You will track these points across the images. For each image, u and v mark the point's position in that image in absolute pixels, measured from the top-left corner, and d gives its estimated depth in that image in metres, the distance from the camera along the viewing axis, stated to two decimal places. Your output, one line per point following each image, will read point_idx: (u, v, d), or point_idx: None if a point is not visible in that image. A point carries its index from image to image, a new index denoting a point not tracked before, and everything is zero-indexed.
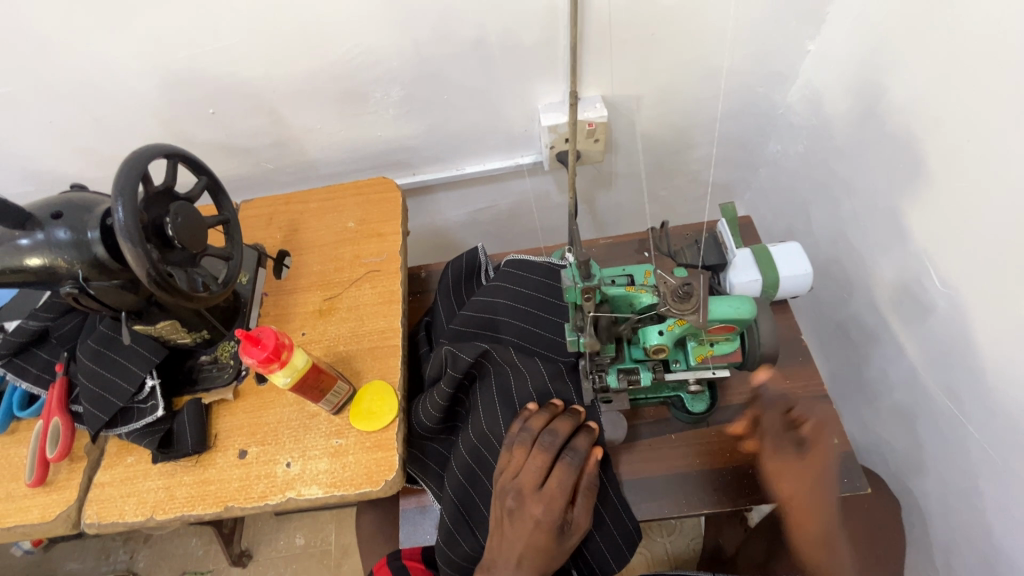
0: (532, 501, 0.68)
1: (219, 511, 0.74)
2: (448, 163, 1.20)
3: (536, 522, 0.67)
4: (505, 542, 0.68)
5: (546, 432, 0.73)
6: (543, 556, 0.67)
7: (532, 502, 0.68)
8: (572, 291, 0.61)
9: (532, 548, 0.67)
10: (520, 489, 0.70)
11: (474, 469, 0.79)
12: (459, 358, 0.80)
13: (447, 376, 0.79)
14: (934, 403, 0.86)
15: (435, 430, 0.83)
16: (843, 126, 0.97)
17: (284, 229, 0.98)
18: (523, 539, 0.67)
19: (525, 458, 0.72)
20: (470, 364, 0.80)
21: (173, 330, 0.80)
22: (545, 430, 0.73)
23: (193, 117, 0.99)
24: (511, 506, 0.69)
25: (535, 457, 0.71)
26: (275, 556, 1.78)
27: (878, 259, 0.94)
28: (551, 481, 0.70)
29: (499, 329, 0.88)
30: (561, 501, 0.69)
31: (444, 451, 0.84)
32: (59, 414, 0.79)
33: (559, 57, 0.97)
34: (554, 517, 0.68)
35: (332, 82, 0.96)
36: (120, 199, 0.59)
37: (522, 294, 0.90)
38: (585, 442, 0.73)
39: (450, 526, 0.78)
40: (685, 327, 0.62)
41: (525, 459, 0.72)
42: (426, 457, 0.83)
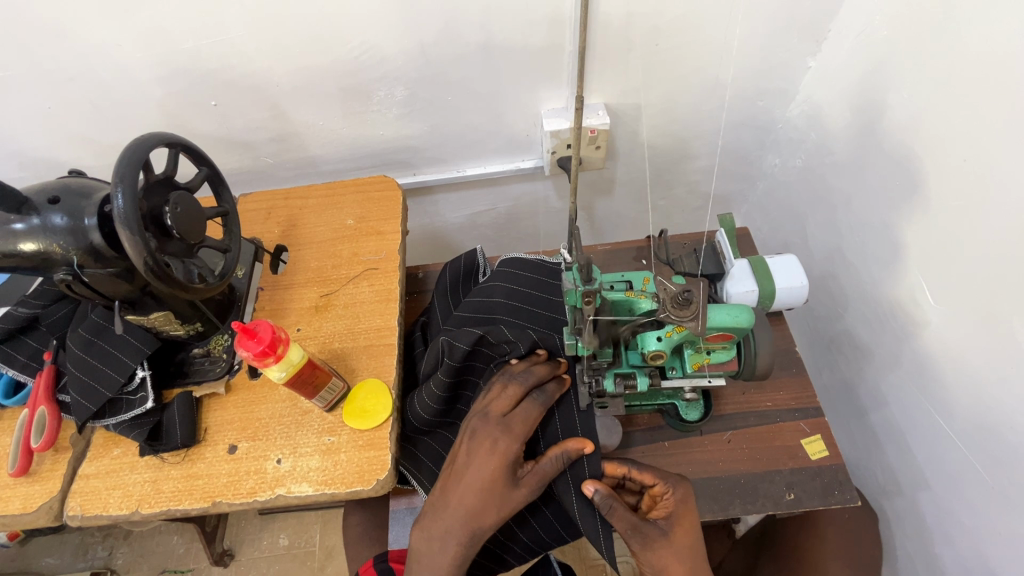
0: (494, 430, 0.70)
1: (206, 506, 0.73)
2: (449, 165, 1.20)
3: (492, 448, 0.68)
4: (459, 462, 0.69)
5: (522, 373, 0.76)
6: (490, 482, 0.67)
7: (494, 426, 0.70)
8: (572, 293, 0.61)
9: (483, 471, 0.67)
10: (487, 412, 0.72)
11: None
12: (454, 346, 0.79)
13: (444, 365, 0.79)
14: (924, 417, 0.87)
15: (431, 424, 0.82)
16: (842, 142, 0.99)
17: (283, 224, 0.98)
18: (479, 461, 0.68)
19: (499, 392, 0.74)
20: (466, 353, 0.79)
21: (167, 321, 0.79)
22: (522, 371, 0.76)
23: (195, 109, 0.99)
24: (475, 426, 0.71)
25: (509, 389, 0.73)
26: (258, 557, 1.75)
27: (873, 274, 0.95)
28: (519, 409, 0.72)
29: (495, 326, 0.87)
30: (522, 434, 0.70)
31: (439, 446, 0.84)
32: (45, 403, 0.78)
33: (564, 63, 0.97)
34: (512, 447, 0.69)
35: (337, 78, 0.96)
36: (120, 186, 0.58)
37: (519, 293, 0.89)
38: (556, 390, 0.75)
39: None
40: (684, 334, 0.62)
41: (498, 392, 0.74)
42: (419, 452, 0.83)
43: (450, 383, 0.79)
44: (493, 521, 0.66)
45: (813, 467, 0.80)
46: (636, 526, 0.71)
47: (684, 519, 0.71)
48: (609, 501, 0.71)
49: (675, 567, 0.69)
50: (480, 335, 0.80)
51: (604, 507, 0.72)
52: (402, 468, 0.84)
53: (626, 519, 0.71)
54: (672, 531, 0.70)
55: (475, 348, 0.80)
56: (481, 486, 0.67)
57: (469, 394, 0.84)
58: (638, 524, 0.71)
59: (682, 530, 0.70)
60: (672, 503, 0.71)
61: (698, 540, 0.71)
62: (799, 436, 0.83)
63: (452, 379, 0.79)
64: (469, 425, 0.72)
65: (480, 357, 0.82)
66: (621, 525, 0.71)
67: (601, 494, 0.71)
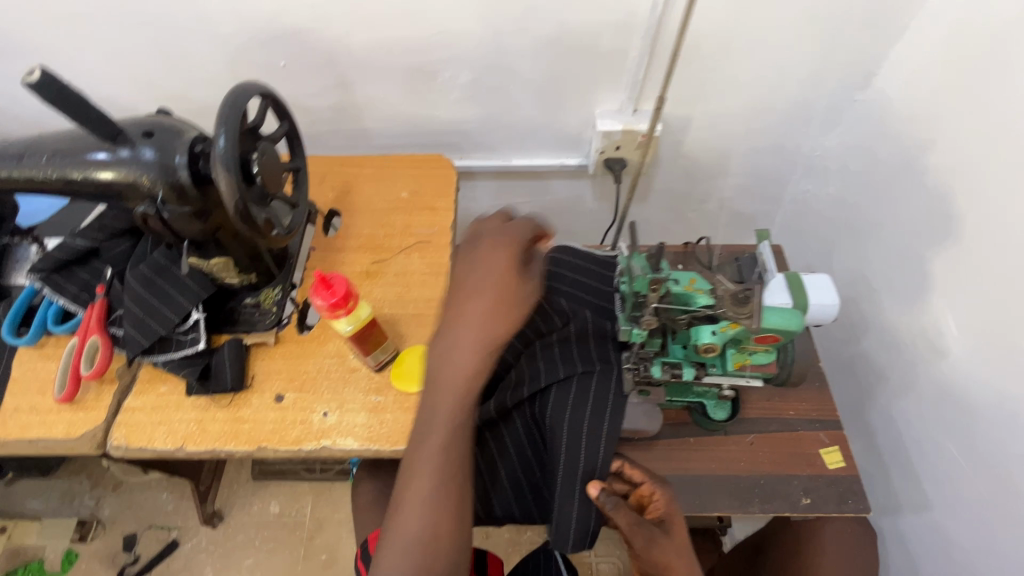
0: (498, 282, 0.62)
1: (251, 450, 0.74)
2: (496, 153, 1.23)
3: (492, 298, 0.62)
4: (468, 326, 0.61)
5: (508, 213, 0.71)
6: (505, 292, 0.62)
7: (495, 292, 0.62)
8: (640, 280, 0.66)
9: (485, 339, 0.61)
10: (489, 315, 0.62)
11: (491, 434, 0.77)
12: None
13: None
14: (935, 440, 0.92)
15: None
16: (880, 174, 1.03)
17: (337, 190, 1.00)
18: (467, 348, 0.61)
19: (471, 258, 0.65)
20: None
21: (226, 268, 0.81)
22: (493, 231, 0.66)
23: (263, 68, 1.01)
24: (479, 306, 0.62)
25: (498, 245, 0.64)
26: (247, 521, 1.75)
27: (897, 301, 0.99)
28: (510, 226, 0.66)
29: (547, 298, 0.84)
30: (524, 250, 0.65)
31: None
32: (97, 333, 0.79)
33: (627, 67, 1.01)
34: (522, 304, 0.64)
35: (408, 55, 0.99)
36: (223, 128, 0.61)
37: (581, 272, 0.85)
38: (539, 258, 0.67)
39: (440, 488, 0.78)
40: (738, 331, 0.66)
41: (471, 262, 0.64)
42: None
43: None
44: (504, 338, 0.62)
45: (831, 475, 0.84)
46: (639, 522, 0.66)
47: (676, 522, 0.68)
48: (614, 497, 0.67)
49: (678, 566, 0.63)
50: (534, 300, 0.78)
51: (609, 504, 0.66)
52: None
53: (628, 513, 0.66)
54: (671, 530, 0.67)
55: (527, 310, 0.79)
56: (484, 343, 0.61)
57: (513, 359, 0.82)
58: (641, 519, 0.67)
59: (679, 532, 0.67)
60: (662, 503, 0.69)
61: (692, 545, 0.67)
62: (819, 445, 0.86)
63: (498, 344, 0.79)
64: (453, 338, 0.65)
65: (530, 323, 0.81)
66: (624, 520, 0.66)
67: (604, 492, 0.67)
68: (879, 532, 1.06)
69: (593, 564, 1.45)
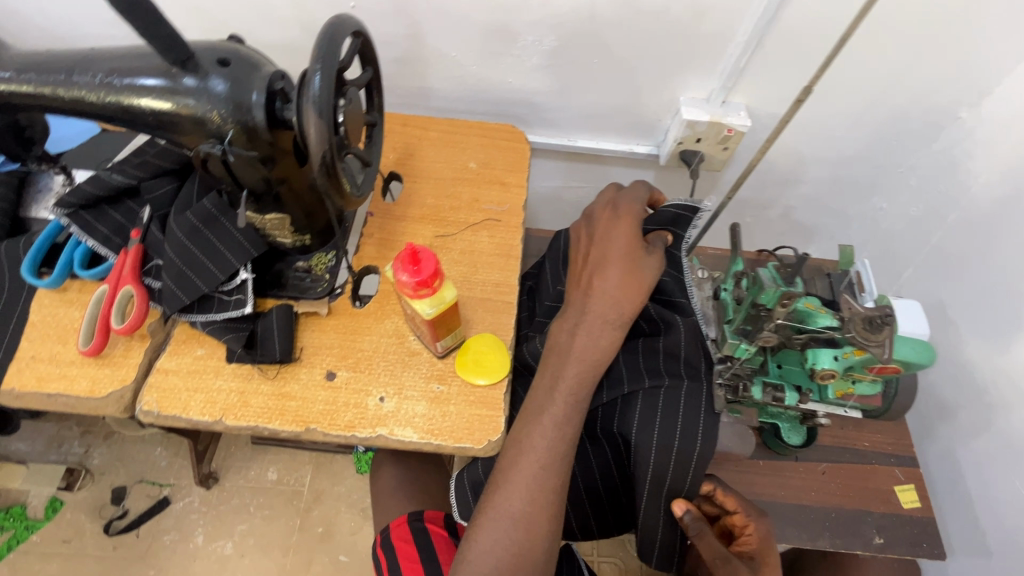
0: (607, 267, 0.68)
1: (297, 431, 0.67)
2: (561, 131, 1.14)
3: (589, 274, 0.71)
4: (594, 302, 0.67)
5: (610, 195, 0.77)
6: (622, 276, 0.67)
7: (607, 282, 0.67)
8: (769, 294, 0.57)
9: (605, 307, 0.67)
10: (588, 290, 0.68)
11: None
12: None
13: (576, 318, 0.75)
14: (1007, 487, 0.87)
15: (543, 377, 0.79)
16: (979, 200, 0.97)
17: (399, 151, 0.91)
18: (599, 323, 0.66)
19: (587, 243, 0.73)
20: None
21: (279, 226, 0.73)
22: (610, 218, 0.72)
23: (329, 8, 0.91)
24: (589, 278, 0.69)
25: (603, 223, 0.72)
26: (243, 486, 1.65)
27: (980, 338, 0.94)
28: (627, 216, 0.71)
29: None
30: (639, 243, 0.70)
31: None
32: (132, 283, 0.70)
33: (726, 53, 0.93)
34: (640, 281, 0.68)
35: (492, 10, 0.89)
36: (319, 65, 0.52)
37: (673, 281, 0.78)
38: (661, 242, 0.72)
39: None
40: (864, 358, 0.60)
41: (588, 246, 0.73)
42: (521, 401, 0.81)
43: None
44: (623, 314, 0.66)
45: (905, 515, 0.79)
46: (725, 556, 0.66)
47: (769, 559, 0.67)
48: (699, 525, 0.65)
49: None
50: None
51: (693, 529, 0.66)
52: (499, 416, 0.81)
53: (713, 545, 0.66)
54: (760, 569, 0.66)
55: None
56: (598, 317, 0.66)
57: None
58: (727, 555, 0.66)
59: (768, 570, 0.66)
60: (755, 539, 0.68)
61: None
62: (893, 482, 0.81)
63: None
64: (573, 305, 0.69)
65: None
66: (709, 550, 0.66)
67: (691, 515, 0.66)
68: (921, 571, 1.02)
69: None
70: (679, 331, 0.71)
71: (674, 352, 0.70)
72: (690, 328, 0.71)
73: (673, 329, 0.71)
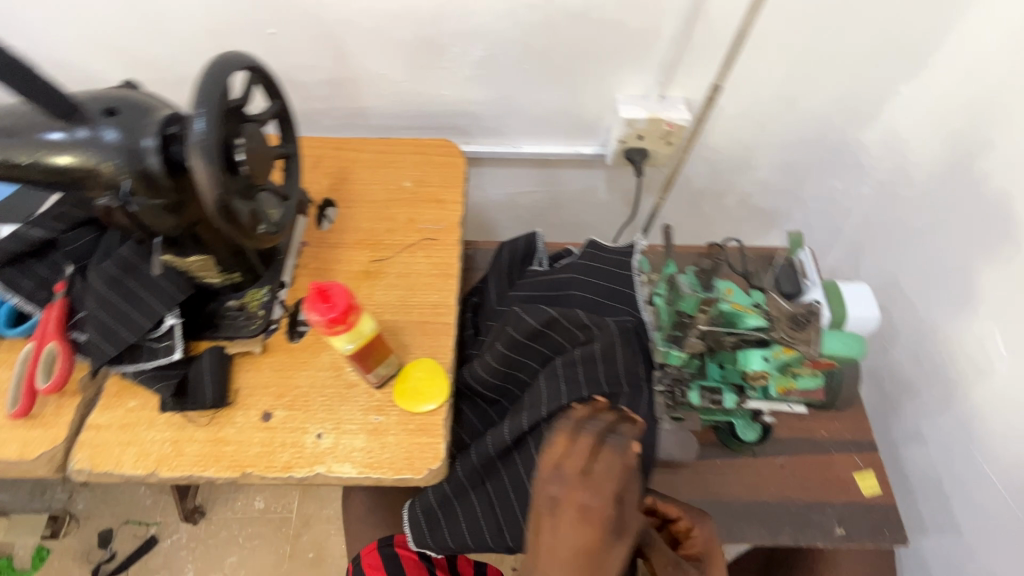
0: (577, 488, 0.56)
1: (234, 477, 0.66)
2: (505, 138, 1.12)
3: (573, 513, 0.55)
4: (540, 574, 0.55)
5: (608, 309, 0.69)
6: (595, 497, 0.55)
7: (580, 490, 0.56)
8: (687, 298, 0.58)
9: (578, 512, 0.55)
10: (563, 474, 0.58)
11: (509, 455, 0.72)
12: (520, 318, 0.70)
13: (505, 334, 0.71)
14: (970, 463, 0.86)
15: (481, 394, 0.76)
16: (925, 175, 0.96)
17: (332, 176, 0.89)
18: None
19: (567, 443, 0.60)
20: (534, 330, 0.69)
21: (204, 267, 0.70)
22: (587, 417, 0.63)
23: (249, 36, 0.89)
24: (555, 494, 0.57)
25: (578, 440, 0.60)
26: (230, 518, 1.62)
27: (935, 314, 0.93)
28: (597, 465, 0.58)
29: (566, 301, 0.77)
30: (612, 489, 0.56)
31: (480, 424, 0.77)
32: (56, 340, 0.69)
33: (656, 48, 0.91)
34: (608, 510, 0.55)
35: (413, 25, 0.88)
36: (202, 108, 0.51)
37: (599, 285, 0.77)
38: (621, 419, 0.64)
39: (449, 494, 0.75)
40: (792, 357, 0.59)
41: (568, 445, 0.60)
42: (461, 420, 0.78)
43: (509, 355, 0.71)
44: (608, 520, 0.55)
45: (866, 503, 0.78)
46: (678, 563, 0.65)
47: (714, 558, 0.70)
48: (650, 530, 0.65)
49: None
50: (550, 314, 0.70)
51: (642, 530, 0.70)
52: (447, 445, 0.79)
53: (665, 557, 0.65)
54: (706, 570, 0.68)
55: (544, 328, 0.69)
56: (580, 552, 0.53)
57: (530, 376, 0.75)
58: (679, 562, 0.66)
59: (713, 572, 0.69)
60: (701, 540, 0.70)
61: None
62: (853, 469, 0.81)
63: (510, 352, 0.71)
64: (546, 493, 0.58)
65: (549, 338, 0.72)
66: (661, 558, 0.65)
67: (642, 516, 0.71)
68: (897, 550, 1.02)
69: None
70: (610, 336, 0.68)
71: (609, 358, 0.68)
72: (621, 330, 0.69)
73: (603, 334, 0.69)
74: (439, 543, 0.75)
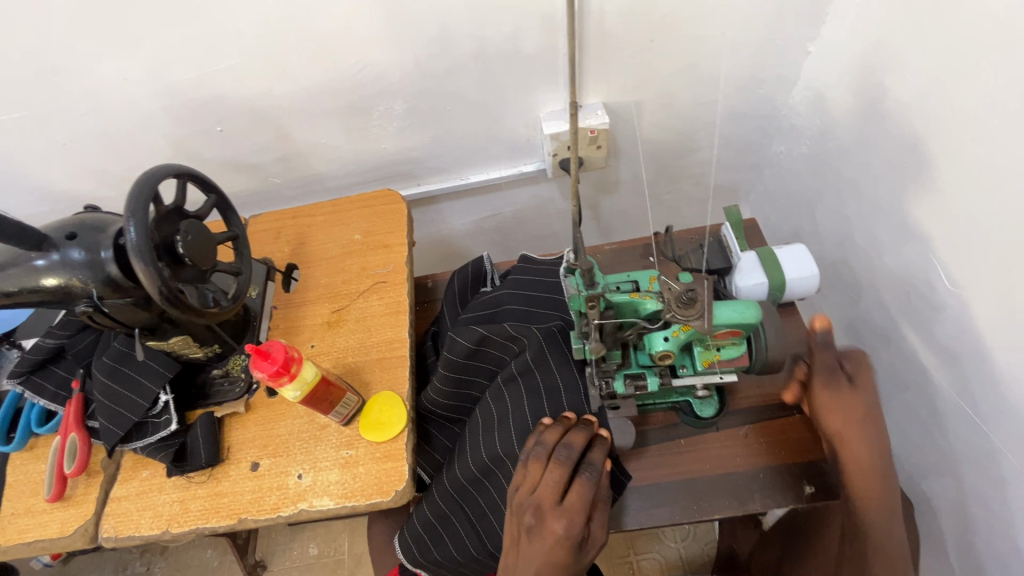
0: (551, 516, 0.67)
1: (232, 523, 0.75)
2: (452, 173, 1.20)
3: (556, 538, 0.66)
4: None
5: (560, 443, 0.73)
6: (566, 523, 0.67)
7: (553, 517, 0.67)
8: (577, 299, 0.68)
9: (554, 537, 0.66)
10: (539, 504, 0.69)
11: (480, 477, 0.81)
12: (456, 342, 0.85)
13: (447, 359, 0.84)
14: (942, 402, 0.85)
15: (441, 415, 0.88)
16: (847, 126, 0.97)
17: (293, 243, 0.99)
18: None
19: (543, 472, 0.71)
20: (470, 349, 0.84)
21: (185, 344, 0.80)
22: (561, 444, 0.73)
23: (201, 136, 1.01)
24: (531, 522, 0.68)
25: (552, 471, 0.71)
26: (290, 567, 1.60)
27: (885, 259, 0.93)
28: (569, 497, 0.69)
29: (501, 317, 0.91)
30: (581, 517, 0.67)
31: (446, 441, 0.89)
32: (76, 430, 0.81)
33: (559, 65, 0.97)
34: (577, 534, 0.67)
35: (336, 95, 0.98)
36: (132, 219, 0.62)
37: (528, 297, 0.92)
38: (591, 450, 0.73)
39: (432, 520, 0.82)
40: (690, 333, 0.68)
41: (542, 474, 0.71)
42: (431, 447, 0.88)
43: (455, 375, 0.85)
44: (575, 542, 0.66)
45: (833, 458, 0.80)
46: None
47: None
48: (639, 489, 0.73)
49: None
50: (483, 333, 0.84)
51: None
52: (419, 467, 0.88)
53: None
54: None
55: (479, 346, 0.85)
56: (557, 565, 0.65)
57: (479, 389, 0.88)
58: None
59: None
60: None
61: None
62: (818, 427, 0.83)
63: (456, 373, 0.85)
64: (523, 521, 0.69)
65: (487, 354, 0.87)
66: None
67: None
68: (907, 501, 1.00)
69: (634, 563, 1.38)
70: (534, 341, 0.84)
71: (538, 357, 0.83)
72: (545, 333, 0.85)
73: (529, 341, 0.85)
74: (425, 556, 0.82)
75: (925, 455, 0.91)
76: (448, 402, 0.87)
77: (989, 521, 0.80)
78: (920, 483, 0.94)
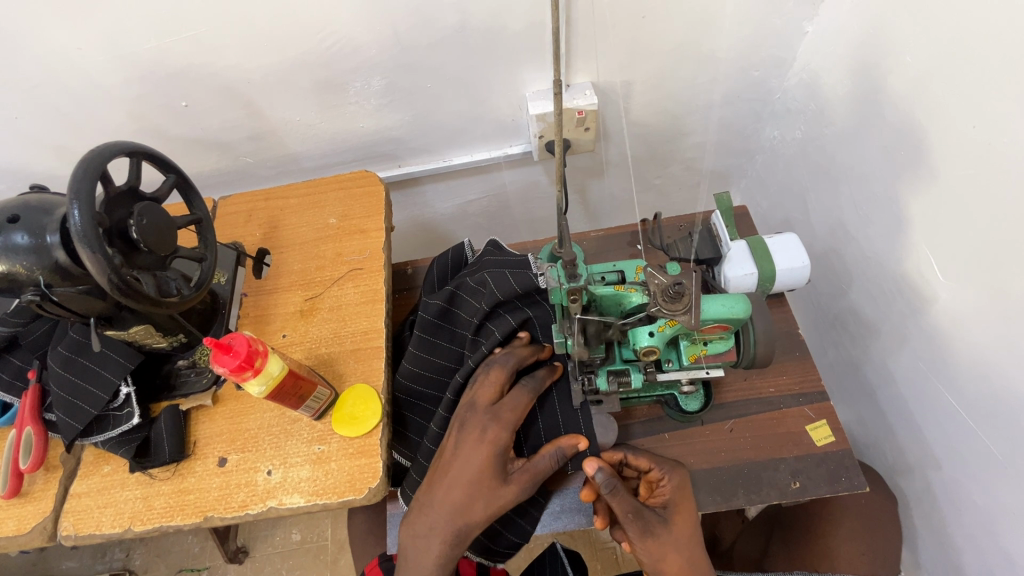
0: (481, 411, 0.72)
1: (198, 522, 0.71)
2: (434, 154, 1.16)
3: (481, 434, 0.70)
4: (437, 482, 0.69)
5: (506, 355, 0.78)
6: (493, 422, 0.71)
7: (483, 415, 0.72)
8: (559, 292, 0.65)
9: (478, 431, 0.71)
10: (474, 402, 0.73)
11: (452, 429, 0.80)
12: (429, 303, 0.87)
13: (421, 320, 0.86)
14: (930, 395, 0.84)
15: (418, 390, 0.84)
16: (842, 111, 0.94)
17: (264, 226, 0.94)
18: (443, 497, 0.68)
19: (484, 375, 0.76)
20: (441, 305, 0.86)
21: (148, 334, 0.76)
22: (506, 354, 0.78)
23: (165, 112, 0.95)
24: (464, 417, 0.72)
25: (492, 374, 0.75)
26: (272, 553, 1.58)
27: (877, 247, 0.91)
28: (505, 398, 0.73)
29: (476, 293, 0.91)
30: (511, 421, 0.71)
31: (424, 421, 0.83)
32: (31, 423, 0.76)
33: (547, 41, 0.91)
34: (502, 434, 0.70)
35: (308, 70, 0.92)
36: (76, 202, 0.57)
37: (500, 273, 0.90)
38: (546, 377, 0.77)
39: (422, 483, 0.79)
40: (676, 328, 0.66)
41: (483, 379, 0.75)
42: (408, 429, 0.82)
43: (429, 338, 0.85)
44: (496, 451, 0.69)
45: (819, 452, 0.79)
46: (636, 511, 0.70)
47: (680, 506, 0.72)
48: (613, 481, 0.68)
49: (673, 556, 0.69)
50: (451, 290, 0.87)
51: (606, 487, 0.69)
52: (396, 452, 0.82)
53: (627, 502, 0.70)
54: (672, 518, 0.72)
55: (451, 305, 0.87)
56: (473, 470, 0.68)
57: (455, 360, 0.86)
58: (639, 509, 0.71)
59: (680, 519, 0.72)
60: (669, 489, 0.73)
61: (694, 529, 0.72)
62: (804, 421, 0.82)
63: (429, 333, 0.85)
64: (458, 417, 0.73)
65: (460, 317, 0.87)
66: (622, 509, 0.70)
67: (604, 473, 0.68)
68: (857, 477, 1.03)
69: (617, 549, 1.38)
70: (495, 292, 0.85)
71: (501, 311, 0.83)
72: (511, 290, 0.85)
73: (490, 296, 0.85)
74: None
75: (912, 447, 0.90)
76: (425, 374, 0.84)
77: (969, 513, 0.79)
78: (906, 474, 0.93)
